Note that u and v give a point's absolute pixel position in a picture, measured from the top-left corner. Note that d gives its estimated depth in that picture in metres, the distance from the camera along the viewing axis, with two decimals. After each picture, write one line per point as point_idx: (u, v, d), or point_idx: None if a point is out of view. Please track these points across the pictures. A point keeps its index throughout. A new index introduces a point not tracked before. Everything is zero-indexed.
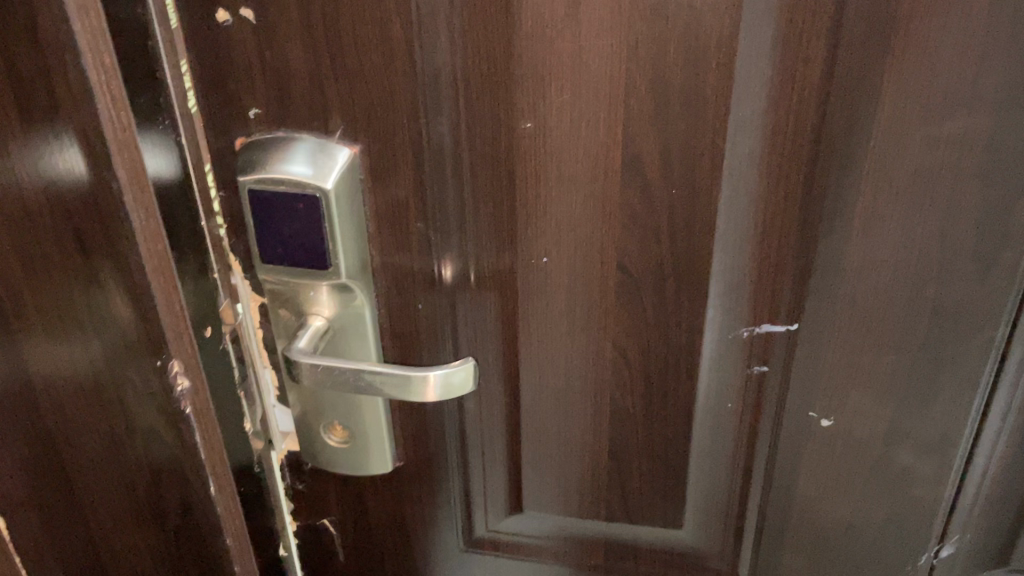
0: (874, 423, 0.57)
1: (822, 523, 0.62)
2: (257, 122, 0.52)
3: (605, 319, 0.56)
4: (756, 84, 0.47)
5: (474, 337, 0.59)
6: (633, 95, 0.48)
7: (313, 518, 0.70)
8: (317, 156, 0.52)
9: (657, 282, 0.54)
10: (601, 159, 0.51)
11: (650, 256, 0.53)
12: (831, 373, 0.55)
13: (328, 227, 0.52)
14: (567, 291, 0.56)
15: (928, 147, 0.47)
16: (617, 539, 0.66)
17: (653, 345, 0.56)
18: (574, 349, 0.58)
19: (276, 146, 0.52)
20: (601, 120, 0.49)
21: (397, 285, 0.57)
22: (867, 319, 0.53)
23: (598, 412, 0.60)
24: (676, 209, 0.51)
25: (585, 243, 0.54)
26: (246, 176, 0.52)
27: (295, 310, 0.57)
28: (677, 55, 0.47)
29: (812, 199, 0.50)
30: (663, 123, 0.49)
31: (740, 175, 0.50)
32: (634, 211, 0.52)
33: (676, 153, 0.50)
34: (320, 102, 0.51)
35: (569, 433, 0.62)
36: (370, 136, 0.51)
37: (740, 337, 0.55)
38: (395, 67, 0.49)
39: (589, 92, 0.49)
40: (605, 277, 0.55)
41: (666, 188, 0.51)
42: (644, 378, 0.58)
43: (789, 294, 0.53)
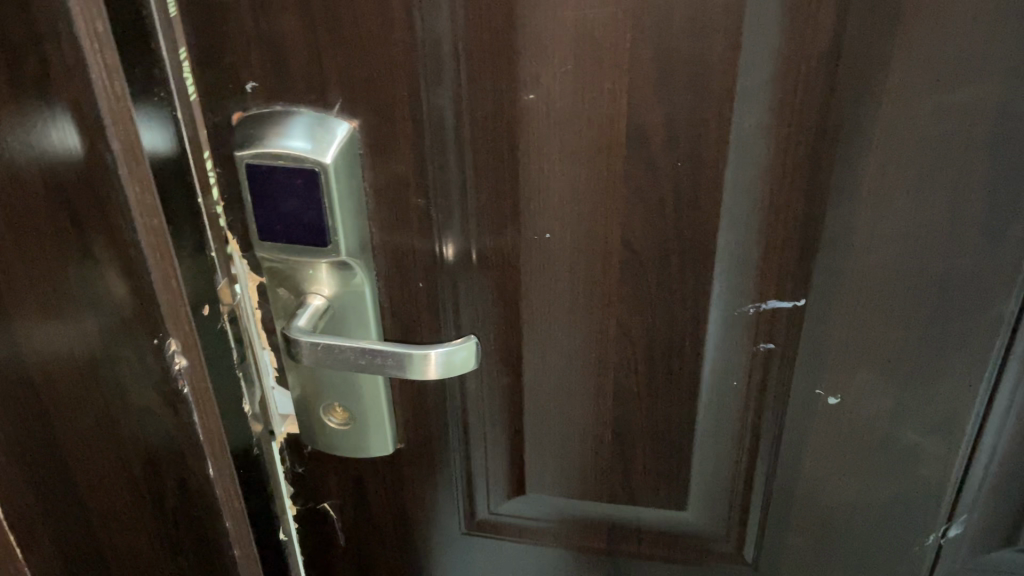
0: (882, 400, 0.56)
1: (827, 503, 0.61)
2: (254, 97, 0.51)
3: (609, 296, 0.55)
4: (763, 54, 0.46)
5: (476, 315, 0.58)
6: (638, 65, 0.47)
7: (313, 501, 0.69)
8: (316, 131, 0.51)
9: (661, 259, 0.53)
10: (604, 132, 0.50)
11: (654, 232, 0.52)
12: (838, 349, 0.54)
13: (327, 203, 0.51)
14: (571, 267, 0.55)
15: (939, 117, 0.46)
16: (620, 521, 0.66)
17: (657, 323, 0.56)
18: (578, 327, 0.57)
19: (275, 120, 0.51)
20: (605, 92, 0.48)
21: (397, 263, 0.56)
22: (876, 293, 0.52)
23: (602, 392, 0.59)
24: (681, 184, 0.50)
25: (588, 218, 0.53)
26: (243, 152, 0.51)
27: (294, 289, 0.57)
28: (682, 24, 0.46)
29: (820, 172, 0.49)
30: (668, 94, 0.48)
31: (747, 148, 0.49)
32: (638, 186, 0.51)
33: (681, 125, 0.49)
34: (318, 75, 0.50)
35: (572, 413, 0.61)
36: (369, 110, 0.50)
37: (746, 314, 0.54)
38: (394, 39, 0.48)
39: (593, 62, 0.48)
40: (608, 253, 0.54)
41: (670, 163, 0.50)
42: (648, 357, 0.57)
43: (795, 270, 0.52)
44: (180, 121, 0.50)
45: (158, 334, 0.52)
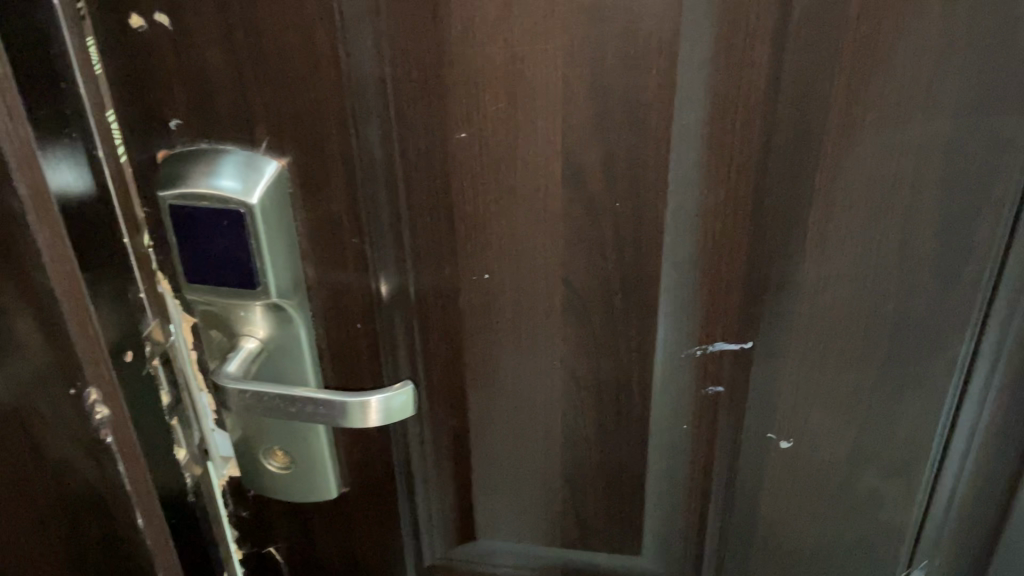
0: (837, 443, 0.54)
1: (785, 547, 0.59)
2: (179, 134, 0.49)
3: (553, 337, 0.53)
4: (700, 91, 0.44)
5: (417, 357, 0.56)
6: (571, 102, 0.45)
7: (259, 546, 0.67)
8: (245, 169, 0.48)
9: (605, 300, 0.51)
10: (542, 170, 0.48)
11: (596, 272, 0.50)
12: (789, 392, 0.52)
13: (254, 245, 0.49)
14: (512, 308, 0.53)
15: (883, 156, 0.45)
16: (575, 565, 0.63)
17: (604, 365, 0.54)
18: (522, 369, 0.55)
19: (201, 159, 0.49)
20: (540, 129, 0.46)
21: (334, 303, 0.53)
22: (826, 336, 0.50)
23: (550, 435, 0.57)
24: (621, 222, 0.48)
25: (528, 258, 0.51)
26: (167, 191, 0.49)
27: (227, 331, 0.55)
28: (616, 61, 0.44)
29: (763, 212, 0.47)
30: (605, 132, 0.46)
31: (687, 188, 0.47)
32: (579, 226, 0.49)
33: (619, 164, 0.47)
34: (243, 111, 0.47)
35: (521, 456, 0.59)
36: (297, 147, 0.48)
37: (693, 356, 0.52)
38: (319, 76, 0.45)
39: (525, 98, 0.46)
40: (550, 293, 0.52)
41: (610, 201, 0.48)
42: (596, 399, 0.55)
43: (743, 313, 0.50)
44: (100, 157, 0.48)
45: (76, 383, 0.49)
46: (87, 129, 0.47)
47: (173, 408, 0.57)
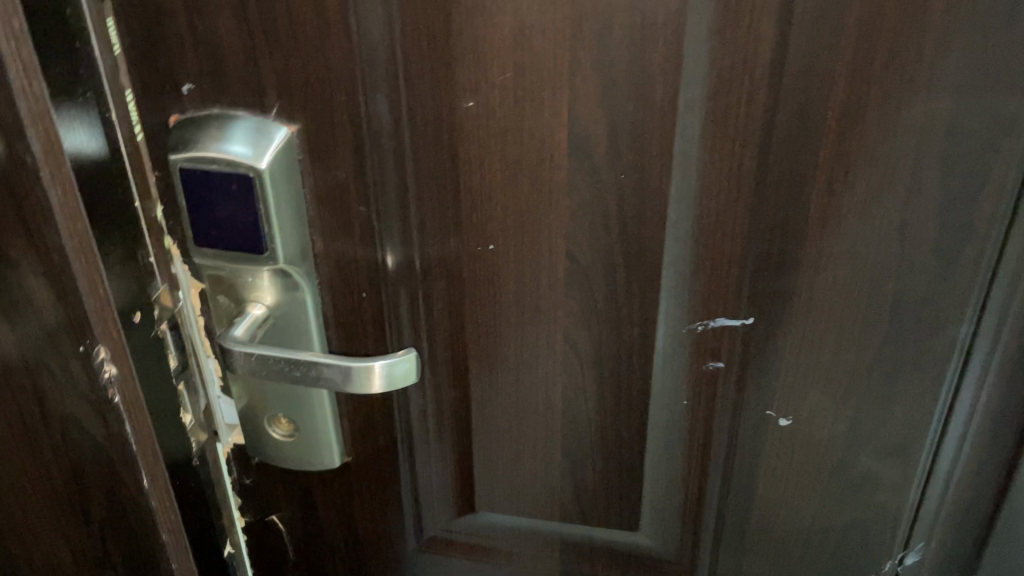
0: (834, 424, 0.54)
1: (781, 526, 0.59)
2: (191, 99, 0.49)
3: (555, 310, 0.54)
4: (706, 65, 0.44)
5: (420, 328, 0.56)
6: (577, 73, 0.45)
7: (263, 513, 0.68)
8: (255, 135, 0.49)
9: (608, 273, 0.51)
10: (546, 142, 0.48)
11: (599, 246, 0.51)
12: (788, 370, 0.53)
13: (262, 209, 0.50)
14: (516, 280, 0.53)
15: (887, 134, 0.45)
16: (573, 540, 0.64)
17: (606, 339, 0.54)
18: (526, 343, 0.56)
19: (212, 124, 0.49)
20: (546, 101, 0.47)
21: (340, 272, 0.54)
22: (827, 314, 0.50)
23: (550, 408, 0.58)
24: (625, 197, 0.49)
25: (532, 231, 0.51)
26: (178, 155, 0.50)
27: (235, 297, 0.55)
28: (622, 33, 0.44)
29: (766, 186, 0.47)
30: (611, 105, 0.46)
31: (690, 163, 0.47)
32: (583, 199, 0.49)
33: (624, 137, 0.47)
34: (254, 77, 0.48)
35: (521, 429, 0.59)
36: (307, 115, 0.49)
37: (694, 331, 0.52)
38: (330, 42, 0.46)
39: (532, 70, 0.46)
40: (553, 267, 0.52)
41: (614, 174, 0.48)
42: (596, 373, 0.56)
43: (745, 288, 0.50)
44: (112, 120, 0.49)
45: (84, 341, 0.50)
46: (99, 91, 0.48)
47: (178, 372, 0.58)
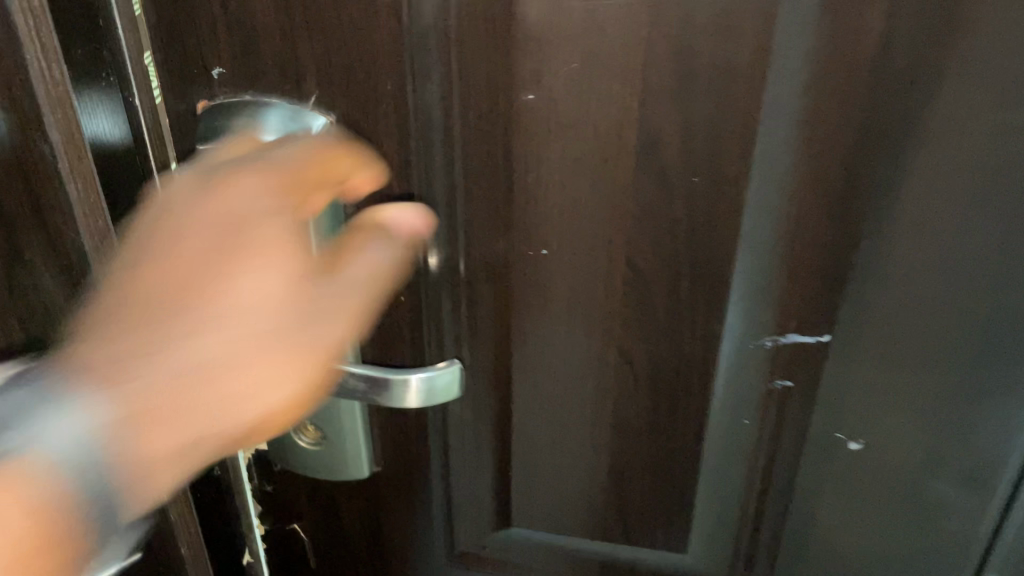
0: (908, 448, 0.50)
1: (841, 554, 0.55)
2: (221, 84, 0.45)
3: (610, 320, 0.50)
4: (798, 58, 0.40)
5: (461, 335, 0.52)
6: (652, 65, 0.41)
7: (283, 521, 0.64)
8: (290, 125, 0.45)
9: (671, 284, 0.47)
10: (612, 139, 0.44)
11: (663, 254, 0.46)
12: (861, 390, 0.49)
13: None
14: (569, 286, 0.49)
15: (995, 140, 0.40)
16: (614, 561, 0.60)
17: (664, 352, 0.50)
18: (576, 354, 0.52)
19: (244, 111, 0.45)
20: (615, 94, 0.42)
21: None
22: (908, 331, 0.46)
23: (598, 422, 0.54)
24: (696, 201, 0.44)
25: (589, 234, 0.47)
26: (206, 145, 0.45)
27: None
28: (705, 21, 0.40)
29: (854, 194, 0.43)
30: (688, 100, 0.42)
31: (773, 167, 0.43)
32: (648, 203, 0.45)
33: (699, 136, 0.43)
34: (292, 61, 0.44)
35: (565, 443, 0.56)
36: (350, 104, 0.45)
37: (763, 347, 0.48)
38: (379, 25, 0.42)
39: (601, 60, 0.41)
40: (611, 274, 0.48)
41: (685, 176, 0.44)
42: (651, 388, 0.52)
43: (822, 301, 0.46)
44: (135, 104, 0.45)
45: None
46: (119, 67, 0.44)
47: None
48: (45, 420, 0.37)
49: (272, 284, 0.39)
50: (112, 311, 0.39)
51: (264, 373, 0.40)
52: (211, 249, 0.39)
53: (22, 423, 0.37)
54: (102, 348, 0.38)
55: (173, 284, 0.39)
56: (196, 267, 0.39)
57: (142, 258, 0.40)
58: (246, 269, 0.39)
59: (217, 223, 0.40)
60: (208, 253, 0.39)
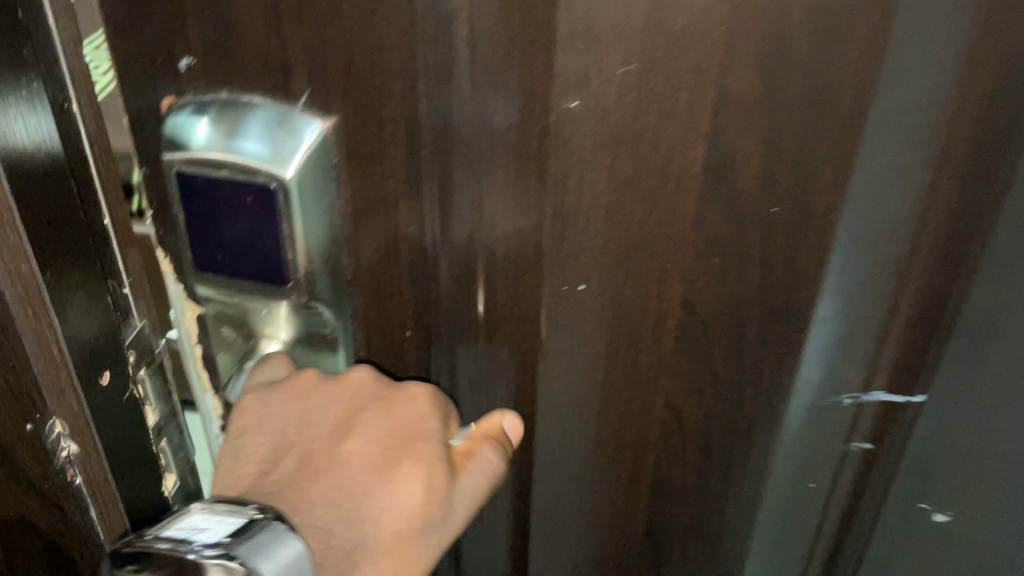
0: (970, 491, 0.49)
1: None
2: (189, 77, 0.37)
3: (657, 368, 0.42)
4: (921, 66, 0.33)
5: (477, 379, 0.44)
6: (731, 68, 0.32)
7: None
8: (277, 131, 0.37)
9: (735, 330, 0.39)
10: (675, 157, 0.35)
11: (727, 295, 0.38)
12: (958, 444, 0.47)
13: (285, 228, 0.38)
14: (610, 327, 0.40)
15: None
16: None
17: (720, 409, 0.42)
18: (611, 405, 0.43)
19: (219, 113, 0.37)
20: (681, 104, 0.34)
21: (378, 304, 0.42)
22: (993, 386, 0.45)
23: (635, 479, 0.46)
24: (774, 237, 0.36)
25: (636, 270, 0.38)
26: (176, 154, 0.38)
27: (242, 329, 0.44)
28: (804, 18, 0.31)
29: (961, 230, 0.38)
30: (773, 112, 0.33)
31: (881, 214, 0.37)
32: (715, 233, 0.37)
33: (783, 158, 0.34)
34: (278, 54, 0.35)
35: (595, 507, 0.47)
36: (349, 108, 0.36)
37: (841, 405, 0.43)
38: (386, 10, 0.33)
39: (666, 62, 0.33)
40: (662, 315, 0.40)
41: (761, 203, 0.36)
42: (702, 447, 0.43)
43: (924, 355, 0.42)
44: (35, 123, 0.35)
45: (33, 417, 0.40)
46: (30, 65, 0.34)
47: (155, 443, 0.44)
48: (273, 556, 0.36)
49: (394, 491, 0.44)
50: (307, 483, 0.44)
51: (389, 516, 0.44)
52: (387, 457, 0.45)
53: (269, 556, 0.36)
54: (339, 468, 0.45)
55: (359, 482, 0.44)
56: (371, 470, 0.45)
57: (342, 425, 0.45)
58: (404, 476, 0.44)
59: (344, 410, 0.44)
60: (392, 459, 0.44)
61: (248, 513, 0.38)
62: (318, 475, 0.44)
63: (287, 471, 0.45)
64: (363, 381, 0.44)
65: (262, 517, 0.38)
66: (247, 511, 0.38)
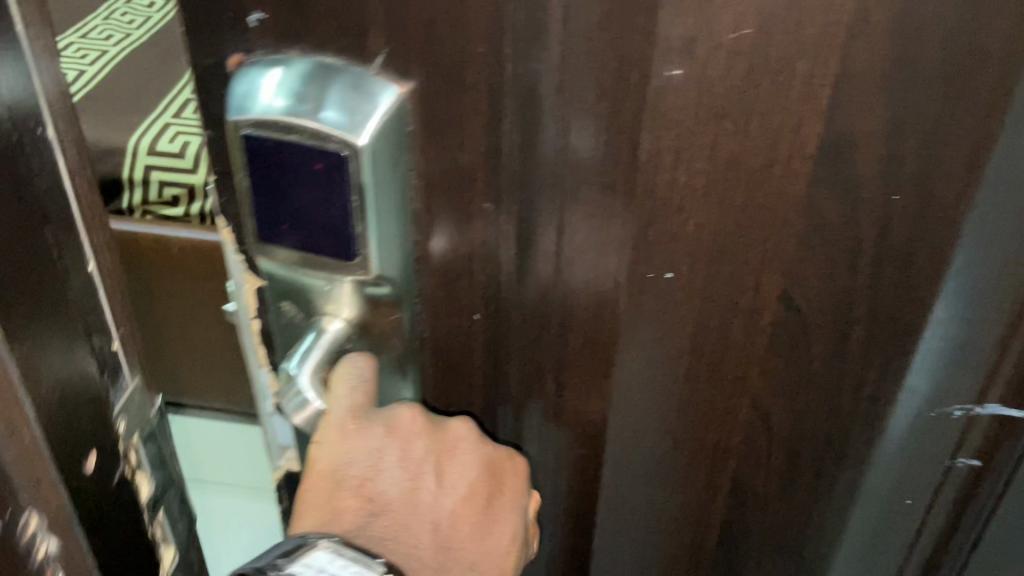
0: None
1: None
2: (259, 35, 0.34)
3: (746, 365, 0.39)
4: None
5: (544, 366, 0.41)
6: (861, 38, 0.29)
7: None
8: (351, 95, 0.33)
9: (837, 324, 0.36)
10: (784, 136, 0.32)
11: (832, 288, 0.36)
12: None
13: (356, 201, 0.35)
14: (698, 317, 0.38)
15: None
16: None
17: (812, 410, 0.39)
18: (693, 404, 0.41)
19: (289, 74, 0.34)
20: (797, 77, 0.30)
21: (448, 285, 0.39)
22: None
23: (712, 476, 0.44)
24: (892, 226, 0.33)
25: (732, 258, 0.35)
26: (240, 118, 0.34)
27: (302, 307, 0.41)
28: None
29: None
30: (903, 88, 0.30)
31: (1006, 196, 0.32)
32: (825, 221, 0.34)
33: (911, 139, 0.31)
34: (353, 11, 0.32)
35: (667, 504, 0.45)
36: (428, 72, 0.33)
37: (949, 416, 0.38)
38: None
39: (785, 29, 0.29)
40: (756, 312, 0.37)
41: (880, 189, 0.32)
42: (789, 446, 0.41)
43: None
44: (49, 138, 0.28)
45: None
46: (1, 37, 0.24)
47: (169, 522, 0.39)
48: None
49: (483, 560, 0.43)
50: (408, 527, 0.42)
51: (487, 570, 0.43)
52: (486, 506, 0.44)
53: None
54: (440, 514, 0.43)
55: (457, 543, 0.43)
56: (470, 522, 0.43)
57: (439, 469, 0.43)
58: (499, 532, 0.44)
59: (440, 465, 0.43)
60: (483, 525, 0.43)
61: (375, 568, 0.36)
62: (409, 525, 0.42)
63: (390, 518, 0.41)
64: (464, 436, 0.43)
65: None
66: (374, 564, 0.36)
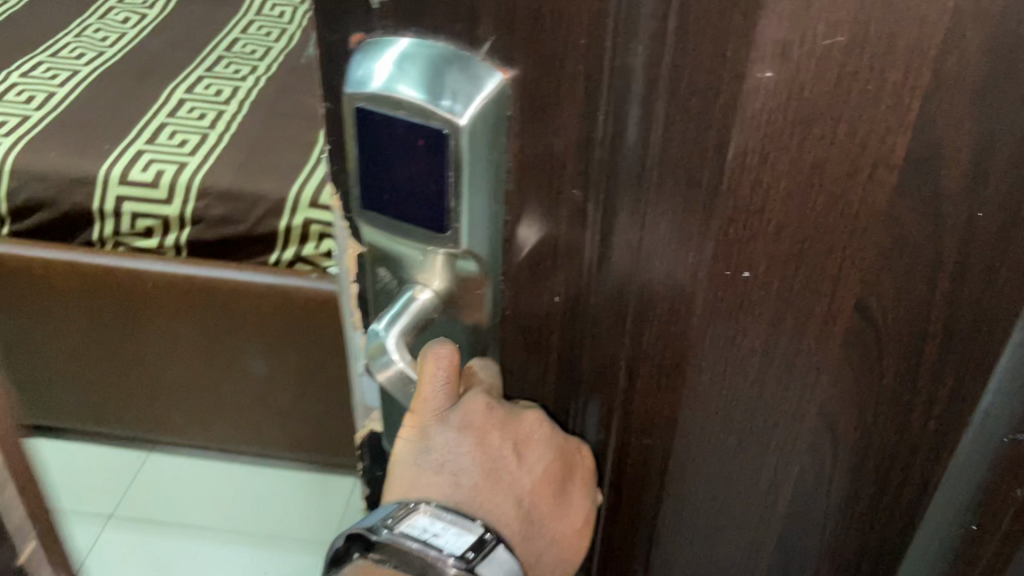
0: None
1: None
2: (378, 15, 0.36)
3: (817, 373, 0.39)
4: None
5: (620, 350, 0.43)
6: (957, 51, 0.29)
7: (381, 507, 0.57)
8: (457, 76, 0.35)
9: (912, 335, 0.37)
10: (872, 145, 0.32)
11: (910, 300, 0.36)
12: None
13: (453, 177, 0.36)
14: (773, 319, 0.38)
15: None
16: None
17: (881, 421, 0.40)
18: (761, 409, 0.41)
19: (403, 53, 0.36)
20: (888, 87, 0.31)
21: (534, 266, 0.41)
22: None
23: (775, 483, 0.44)
24: (975, 238, 0.34)
25: (811, 262, 0.36)
26: (354, 91, 0.36)
27: (397, 276, 0.43)
28: None
29: None
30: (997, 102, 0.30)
31: None
32: (906, 234, 0.34)
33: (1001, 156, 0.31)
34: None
35: (728, 504, 0.46)
36: (531, 59, 0.35)
37: None
38: None
39: (880, 37, 0.30)
40: (831, 320, 0.37)
41: (964, 204, 0.33)
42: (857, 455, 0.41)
43: None
44: None
45: None
46: None
47: None
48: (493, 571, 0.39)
49: (558, 535, 0.46)
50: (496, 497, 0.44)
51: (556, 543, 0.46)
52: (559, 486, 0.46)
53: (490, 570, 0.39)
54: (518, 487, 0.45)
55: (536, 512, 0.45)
56: (544, 497, 0.46)
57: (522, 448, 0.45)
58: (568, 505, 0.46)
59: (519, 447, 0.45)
60: (558, 505, 0.46)
61: (475, 528, 0.40)
62: (493, 498, 0.44)
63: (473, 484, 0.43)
64: (539, 429, 0.45)
65: (488, 535, 0.40)
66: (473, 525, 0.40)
